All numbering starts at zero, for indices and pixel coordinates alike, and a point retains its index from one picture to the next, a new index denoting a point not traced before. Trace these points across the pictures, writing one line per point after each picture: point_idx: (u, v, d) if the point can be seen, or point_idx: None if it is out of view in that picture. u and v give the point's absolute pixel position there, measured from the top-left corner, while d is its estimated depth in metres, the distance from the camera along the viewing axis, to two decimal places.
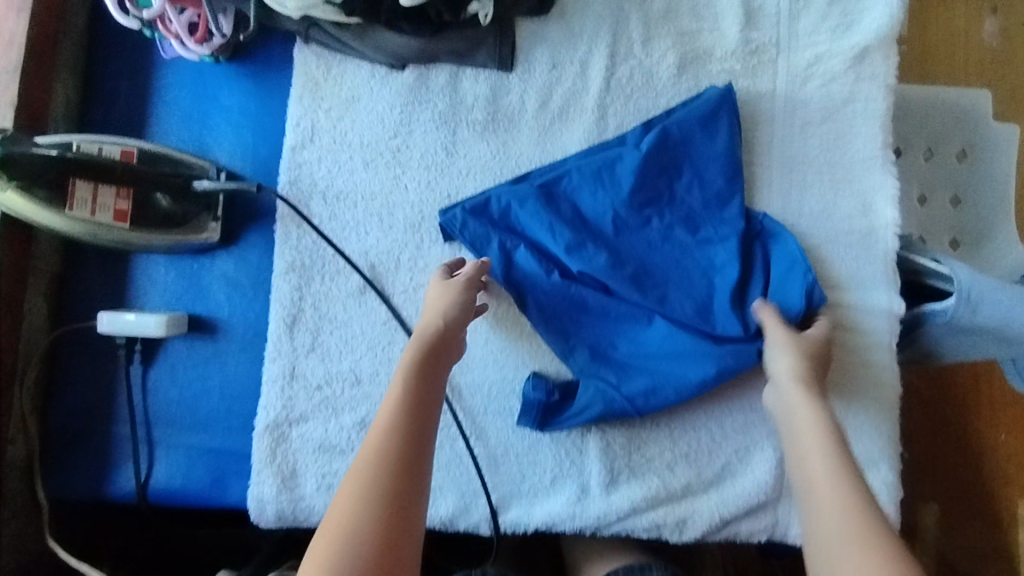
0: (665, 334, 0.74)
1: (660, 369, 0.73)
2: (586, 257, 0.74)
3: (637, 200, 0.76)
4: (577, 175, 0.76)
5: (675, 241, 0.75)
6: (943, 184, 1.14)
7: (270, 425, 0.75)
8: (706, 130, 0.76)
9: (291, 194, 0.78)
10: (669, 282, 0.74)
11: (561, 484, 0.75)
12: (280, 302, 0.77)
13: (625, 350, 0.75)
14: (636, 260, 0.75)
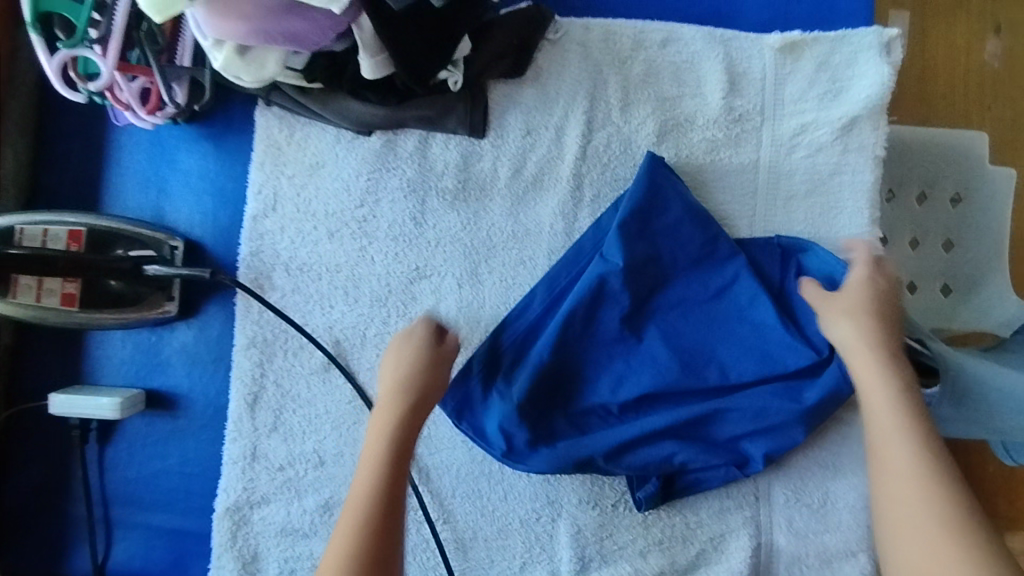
0: (745, 396, 0.70)
1: (769, 429, 0.69)
2: (630, 385, 0.71)
3: (640, 301, 0.71)
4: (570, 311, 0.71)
5: (698, 313, 0.71)
6: (935, 227, 1.04)
7: (231, 507, 0.73)
8: (662, 197, 0.71)
9: (252, 265, 0.75)
10: (716, 355, 0.71)
11: (530, 571, 0.73)
12: (241, 380, 0.74)
13: (730, 427, 0.70)
14: (678, 352, 0.71)
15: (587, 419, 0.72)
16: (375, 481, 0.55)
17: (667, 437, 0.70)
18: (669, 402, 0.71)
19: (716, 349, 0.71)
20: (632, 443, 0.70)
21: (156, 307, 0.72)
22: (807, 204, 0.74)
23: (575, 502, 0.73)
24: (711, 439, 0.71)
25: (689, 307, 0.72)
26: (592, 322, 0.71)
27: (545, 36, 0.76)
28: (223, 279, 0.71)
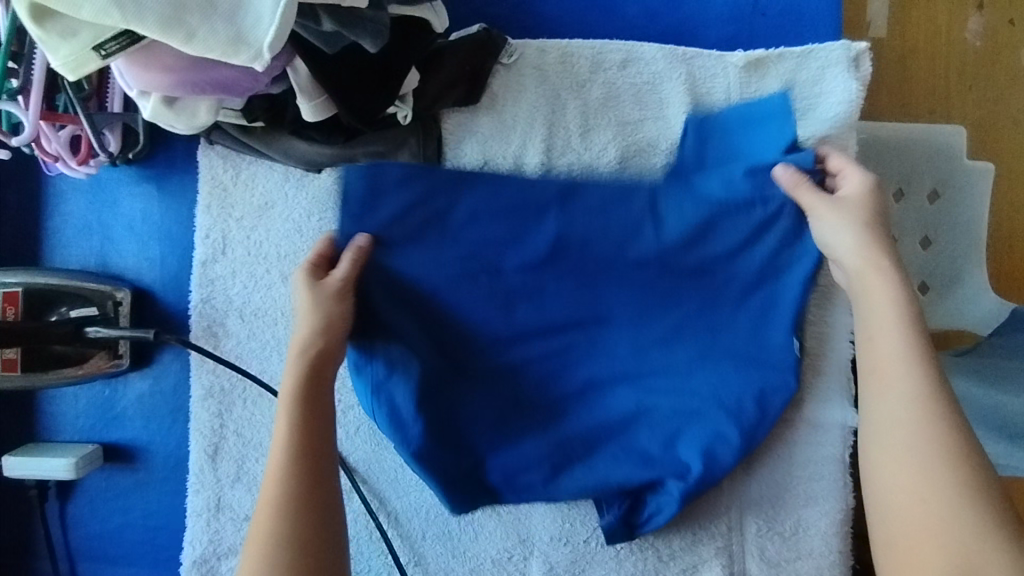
0: (658, 408, 0.70)
1: (698, 433, 0.69)
2: (534, 424, 0.72)
3: (529, 301, 0.72)
4: (464, 317, 0.72)
5: (582, 343, 0.72)
6: (912, 224, 1.03)
7: (197, 560, 0.72)
8: (517, 232, 0.72)
9: (205, 313, 0.73)
10: (622, 357, 0.72)
11: None
12: (200, 431, 0.72)
13: (649, 442, 0.71)
14: (574, 382, 0.72)
15: (507, 435, 0.71)
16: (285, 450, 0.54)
17: (595, 454, 0.71)
18: (584, 406, 0.72)
19: (622, 347, 0.72)
20: (568, 461, 0.71)
21: (111, 363, 0.70)
22: None
23: (547, 539, 0.72)
24: (644, 455, 0.70)
25: (581, 305, 0.72)
26: (491, 340, 0.72)
27: (498, 60, 0.73)
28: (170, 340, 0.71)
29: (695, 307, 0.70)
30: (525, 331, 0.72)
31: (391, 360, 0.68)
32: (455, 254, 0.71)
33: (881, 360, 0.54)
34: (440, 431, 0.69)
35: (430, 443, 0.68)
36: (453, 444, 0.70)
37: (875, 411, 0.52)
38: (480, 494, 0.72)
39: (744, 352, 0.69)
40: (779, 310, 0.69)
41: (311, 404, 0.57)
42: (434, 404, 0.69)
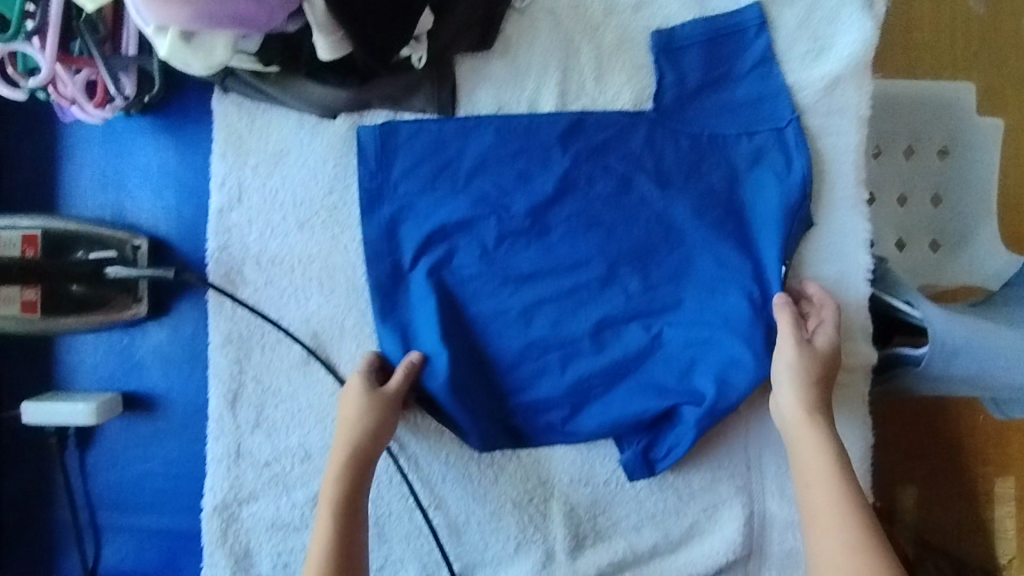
0: (670, 338, 0.72)
1: (711, 359, 0.71)
2: (548, 364, 0.72)
3: (539, 240, 0.73)
4: (476, 258, 0.72)
5: (590, 283, 0.73)
6: (924, 181, 1.07)
7: (218, 506, 0.72)
8: (536, 169, 0.73)
9: (222, 262, 0.73)
10: (632, 294, 0.72)
11: (525, 551, 0.72)
12: (219, 378, 0.72)
13: (661, 372, 0.72)
14: (587, 320, 0.72)
15: (519, 375, 0.72)
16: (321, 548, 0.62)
17: (611, 389, 0.72)
18: (598, 343, 0.72)
19: (633, 284, 0.72)
20: (583, 400, 0.72)
21: (126, 310, 0.70)
22: (789, 170, 0.71)
23: (567, 480, 0.73)
24: (658, 386, 0.72)
25: (591, 243, 0.73)
26: (502, 279, 0.73)
27: (512, 7, 0.73)
28: (192, 280, 0.72)
29: (704, 241, 0.72)
30: (536, 269, 0.73)
31: (413, 302, 0.72)
32: (465, 198, 0.72)
33: (822, 515, 0.61)
34: (455, 377, 0.70)
35: (455, 377, 0.70)
36: (464, 384, 0.71)
37: (823, 574, 0.59)
38: (498, 436, 0.72)
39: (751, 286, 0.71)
40: (768, 242, 0.71)
41: (353, 501, 0.65)
42: (435, 344, 0.72)
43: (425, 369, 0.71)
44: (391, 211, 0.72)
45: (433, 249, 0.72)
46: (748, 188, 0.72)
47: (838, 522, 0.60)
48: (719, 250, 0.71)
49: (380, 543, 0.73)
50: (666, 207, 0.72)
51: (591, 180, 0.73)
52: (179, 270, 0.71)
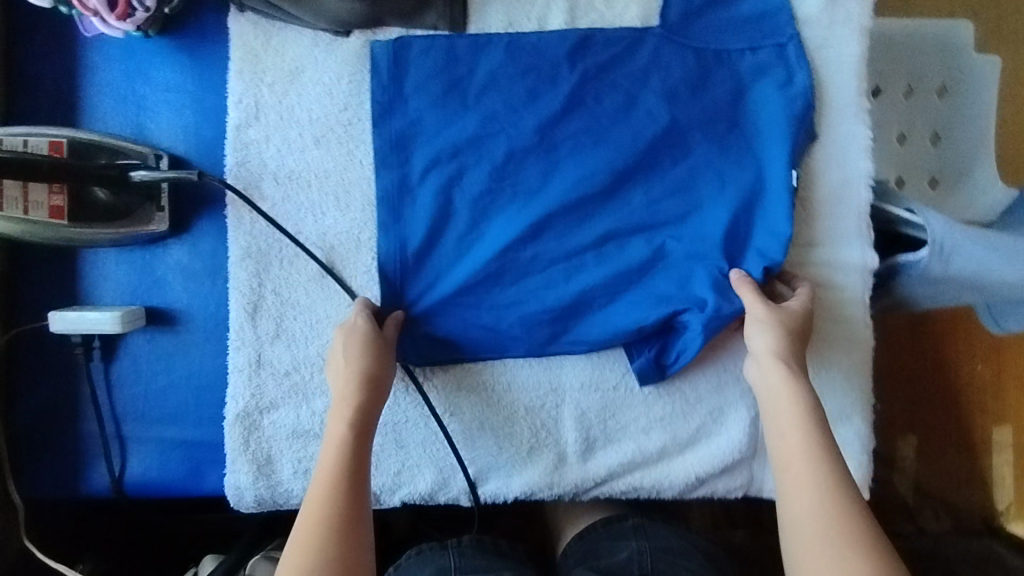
0: (671, 249, 0.75)
1: (708, 265, 0.73)
2: (552, 276, 0.75)
3: (547, 157, 0.75)
4: (485, 176, 0.75)
5: (596, 198, 0.75)
6: (923, 121, 1.13)
7: (240, 414, 0.74)
8: (546, 85, 0.75)
9: (240, 177, 0.75)
10: (635, 209, 0.75)
11: (538, 455, 0.75)
12: (239, 290, 0.74)
13: (660, 282, 0.75)
14: (590, 234, 0.75)
15: (524, 287, 0.75)
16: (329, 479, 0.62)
17: (614, 301, 0.75)
18: (601, 256, 0.75)
19: (636, 199, 0.75)
20: (586, 310, 0.75)
21: (144, 223, 0.73)
22: (793, 82, 0.74)
23: (578, 386, 0.75)
24: (657, 294, 0.74)
25: (600, 160, 0.74)
26: (513, 196, 0.75)
27: None
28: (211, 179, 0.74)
29: (705, 152, 0.74)
30: (544, 186, 0.75)
31: (431, 217, 0.75)
32: (475, 115, 0.74)
33: (795, 466, 0.61)
34: (460, 286, 0.75)
35: (457, 290, 0.75)
36: (471, 294, 0.75)
37: (795, 516, 0.58)
38: (507, 341, 0.75)
39: (750, 195, 0.73)
40: (773, 153, 0.73)
41: (360, 440, 0.65)
42: (443, 253, 0.76)
43: (436, 278, 0.75)
44: (406, 127, 0.74)
45: (446, 164, 0.75)
46: (751, 104, 0.74)
47: (809, 469, 0.60)
48: (720, 164, 0.74)
49: (397, 449, 0.75)
50: (672, 120, 0.74)
51: (598, 97, 0.75)
52: (200, 171, 0.72)
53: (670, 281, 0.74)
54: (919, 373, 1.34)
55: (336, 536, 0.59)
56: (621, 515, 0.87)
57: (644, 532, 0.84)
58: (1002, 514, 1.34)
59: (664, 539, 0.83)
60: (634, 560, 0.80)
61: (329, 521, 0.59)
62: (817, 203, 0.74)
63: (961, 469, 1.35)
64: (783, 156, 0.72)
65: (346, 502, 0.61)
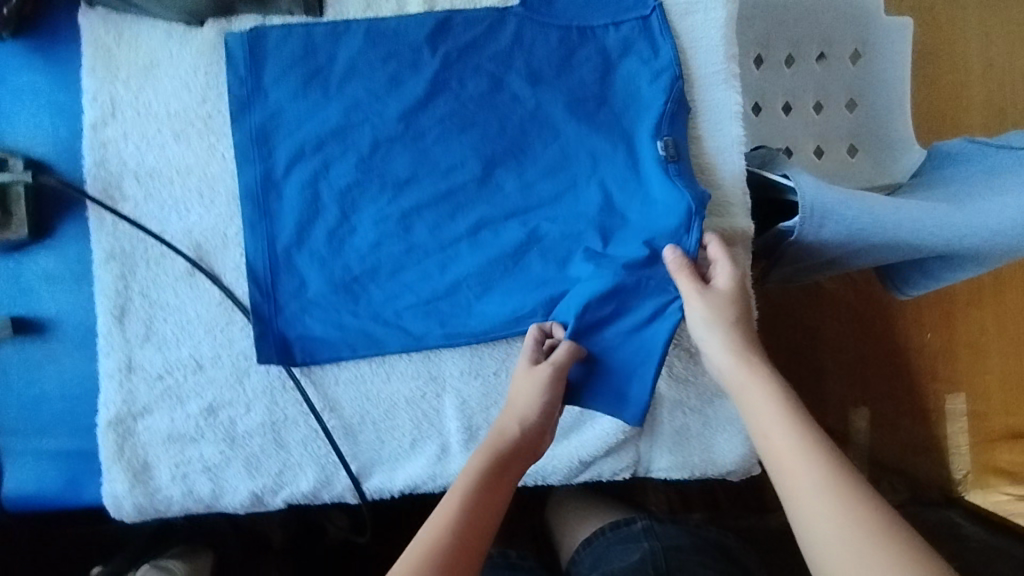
0: (545, 232, 0.73)
1: (582, 246, 0.72)
2: (427, 267, 0.73)
3: (414, 143, 0.73)
4: (352, 168, 0.73)
5: (466, 182, 0.73)
6: (838, 88, 1.11)
7: (112, 421, 0.72)
8: (409, 67, 0.72)
9: (100, 178, 0.72)
10: (509, 194, 0.73)
11: (421, 446, 0.74)
12: (105, 294, 0.72)
13: (538, 267, 0.72)
14: (463, 222, 0.73)
15: (401, 280, 0.73)
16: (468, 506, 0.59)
17: (490, 290, 0.73)
18: (476, 244, 0.73)
19: (510, 183, 0.73)
20: (462, 301, 0.73)
21: (2, 230, 0.71)
22: (659, 52, 0.72)
23: (457, 373, 0.73)
24: (529, 277, 0.73)
25: (468, 144, 0.73)
26: (382, 185, 0.73)
27: None
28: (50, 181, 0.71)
29: (578, 128, 0.72)
30: (413, 174, 0.73)
31: (301, 211, 0.73)
32: (338, 104, 0.72)
33: (789, 469, 0.58)
34: (335, 282, 0.73)
35: (330, 285, 0.73)
36: (347, 290, 0.73)
37: (810, 521, 0.55)
38: (386, 336, 0.73)
39: (621, 172, 0.72)
40: (644, 128, 0.72)
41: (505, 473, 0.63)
42: (316, 248, 0.73)
43: (311, 274, 0.73)
44: (266, 117, 0.72)
45: (315, 153, 0.73)
46: (619, 74, 0.73)
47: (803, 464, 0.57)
48: (593, 144, 0.72)
49: (278, 449, 0.74)
50: (541, 96, 0.72)
51: (463, 81, 0.73)
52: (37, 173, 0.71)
53: (546, 266, 0.72)
54: (863, 345, 1.31)
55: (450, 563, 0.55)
56: (630, 518, 0.87)
57: (654, 533, 0.84)
58: (960, 483, 1.31)
59: (673, 538, 0.82)
60: (645, 559, 0.79)
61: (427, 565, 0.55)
62: (693, 173, 0.73)
63: (919, 437, 1.32)
64: (651, 129, 0.72)
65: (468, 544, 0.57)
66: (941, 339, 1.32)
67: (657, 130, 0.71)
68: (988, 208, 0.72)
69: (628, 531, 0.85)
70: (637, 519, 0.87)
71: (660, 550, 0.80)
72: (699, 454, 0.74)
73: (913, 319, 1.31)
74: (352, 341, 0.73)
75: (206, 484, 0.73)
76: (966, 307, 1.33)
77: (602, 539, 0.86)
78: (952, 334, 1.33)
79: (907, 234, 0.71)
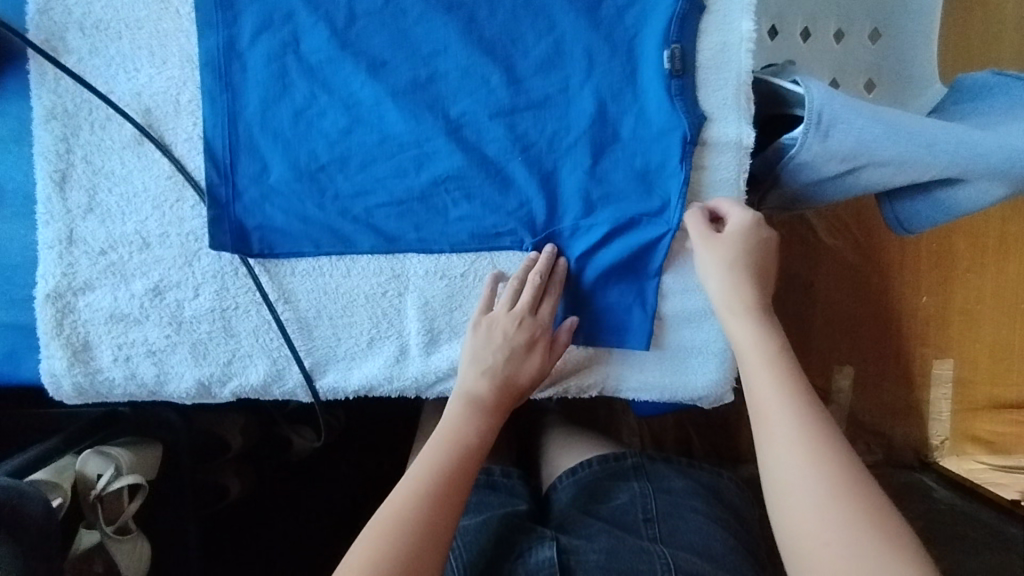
0: (531, 132, 0.66)
1: (571, 153, 0.66)
2: (403, 163, 0.67)
3: (394, 22, 0.66)
4: (325, 43, 0.66)
5: (450, 72, 0.66)
6: (864, 14, 1.02)
7: (51, 295, 0.67)
8: None
9: (41, 25, 0.66)
10: (495, 89, 0.66)
11: (379, 346, 0.70)
12: (44, 155, 0.66)
13: (525, 173, 0.66)
14: (444, 116, 0.66)
15: (371, 174, 0.67)
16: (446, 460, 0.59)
17: (470, 194, 0.67)
18: (455, 142, 0.66)
19: (496, 77, 0.66)
20: (437, 202, 0.67)
21: None
22: None
23: (421, 274, 0.68)
24: (512, 184, 0.67)
25: (454, 27, 0.65)
26: (358, 67, 0.66)
27: None
28: None
29: (576, 13, 0.65)
30: (390, 56, 0.66)
31: (264, 85, 0.66)
32: None
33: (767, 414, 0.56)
34: (300, 170, 0.67)
35: (292, 173, 0.67)
36: (313, 180, 0.67)
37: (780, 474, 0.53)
38: (352, 234, 0.68)
39: (620, 73, 0.65)
40: (652, 21, 0.65)
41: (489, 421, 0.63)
42: (281, 131, 0.67)
43: (273, 158, 0.67)
44: None
45: (285, 24, 0.66)
46: None
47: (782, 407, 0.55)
48: (590, 39, 0.65)
49: (227, 337, 0.69)
50: None
51: None
52: None
53: (529, 174, 0.66)
54: (858, 302, 1.25)
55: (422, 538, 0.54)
56: (620, 453, 0.79)
57: (645, 472, 0.76)
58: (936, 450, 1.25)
59: (665, 478, 0.75)
60: (637, 502, 0.72)
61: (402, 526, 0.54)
62: (699, 73, 0.66)
63: (896, 400, 1.26)
64: (656, 21, 0.65)
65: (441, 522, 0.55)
66: (939, 302, 1.23)
67: (665, 36, 0.64)
68: (1007, 133, 0.66)
69: (618, 468, 0.77)
70: (627, 455, 0.79)
71: (652, 492, 0.73)
72: (670, 376, 0.70)
73: (910, 283, 1.23)
74: (315, 238, 0.68)
75: (150, 369, 0.70)
76: (965, 274, 1.23)
77: (587, 473, 0.77)
78: (955, 301, 1.23)
79: (921, 155, 0.65)
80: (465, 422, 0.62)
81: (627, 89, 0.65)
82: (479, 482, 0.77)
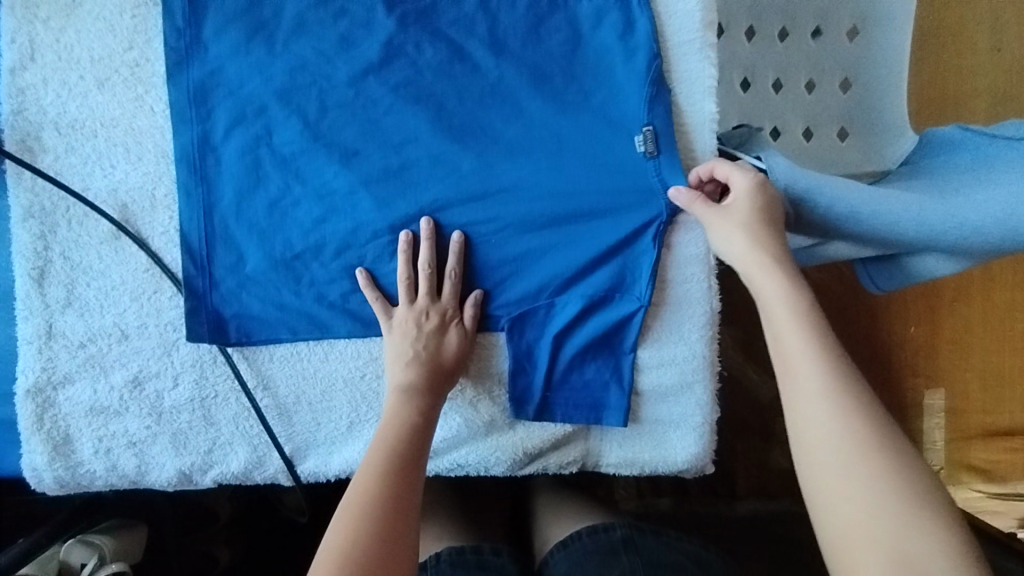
0: (499, 215, 0.67)
1: (541, 234, 0.67)
2: (375, 249, 0.68)
3: (365, 113, 0.67)
4: (297, 134, 0.67)
5: (420, 160, 0.67)
6: (831, 64, 1.00)
7: (31, 390, 0.68)
8: (364, 26, 0.66)
9: (17, 126, 0.67)
10: (466, 175, 0.67)
11: (359, 430, 0.70)
12: (22, 254, 0.67)
13: (497, 255, 0.67)
14: (414, 203, 0.67)
15: (346, 261, 0.68)
16: (390, 443, 0.60)
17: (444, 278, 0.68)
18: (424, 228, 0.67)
19: (467, 163, 0.67)
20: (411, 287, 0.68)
21: None
22: (632, 22, 0.66)
23: None
24: (483, 266, 0.68)
25: (422, 116, 0.67)
26: (329, 158, 0.67)
27: None
28: None
29: (542, 99, 0.66)
30: (362, 146, 0.67)
31: (239, 177, 0.68)
32: (283, 64, 0.66)
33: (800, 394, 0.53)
34: (275, 259, 0.68)
35: (266, 263, 0.68)
36: (288, 268, 0.68)
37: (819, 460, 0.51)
38: (328, 320, 0.68)
39: (587, 156, 0.66)
40: (618, 105, 0.66)
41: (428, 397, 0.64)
42: (255, 220, 0.68)
43: (248, 248, 0.68)
44: (196, 75, 0.67)
45: (258, 119, 0.67)
46: (589, 44, 0.67)
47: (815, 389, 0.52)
48: (558, 124, 0.66)
49: (208, 426, 0.70)
50: (503, 65, 0.67)
51: (419, 46, 0.67)
52: None
53: (499, 257, 0.67)
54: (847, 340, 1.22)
55: (383, 517, 0.54)
56: (608, 524, 0.79)
57: (634, 545, 0.76)
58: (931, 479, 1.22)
59: (655, 552, 0.75)
60: None
61: (363, 509, 0.54)
62: None
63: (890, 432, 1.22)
64: (621, 106, 0.66)
65: (404, 494, 0.57)
66: (927, 333, 1.22)
67: (630, 121, 0.66)
68: (973, 202, 0.66)
69: (607, 540, 0.77)
70: (616, 526, 0.79)
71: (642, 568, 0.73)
72: (650, 451, 0.71)
73: (897, 314, 1.21)
74: (292, 326, 0.68)
75: (131, 460, 0.70)
76: (950, 304, 1.22)
77: (577, 546, 0.77)
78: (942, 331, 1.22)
79: (886, 231, 0.66)
80: (403, 405, 0.63)
81: (595, 171, 0.66)
82: (469, 561, 0.76)
